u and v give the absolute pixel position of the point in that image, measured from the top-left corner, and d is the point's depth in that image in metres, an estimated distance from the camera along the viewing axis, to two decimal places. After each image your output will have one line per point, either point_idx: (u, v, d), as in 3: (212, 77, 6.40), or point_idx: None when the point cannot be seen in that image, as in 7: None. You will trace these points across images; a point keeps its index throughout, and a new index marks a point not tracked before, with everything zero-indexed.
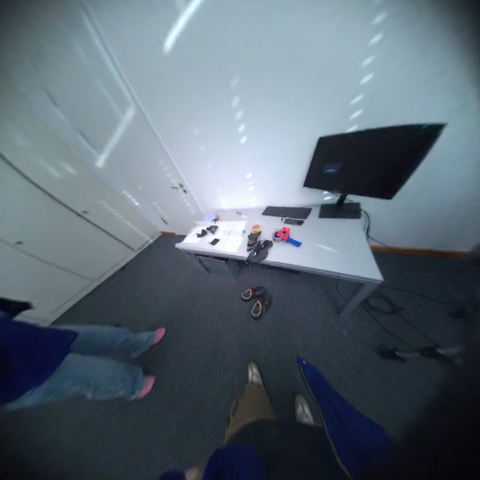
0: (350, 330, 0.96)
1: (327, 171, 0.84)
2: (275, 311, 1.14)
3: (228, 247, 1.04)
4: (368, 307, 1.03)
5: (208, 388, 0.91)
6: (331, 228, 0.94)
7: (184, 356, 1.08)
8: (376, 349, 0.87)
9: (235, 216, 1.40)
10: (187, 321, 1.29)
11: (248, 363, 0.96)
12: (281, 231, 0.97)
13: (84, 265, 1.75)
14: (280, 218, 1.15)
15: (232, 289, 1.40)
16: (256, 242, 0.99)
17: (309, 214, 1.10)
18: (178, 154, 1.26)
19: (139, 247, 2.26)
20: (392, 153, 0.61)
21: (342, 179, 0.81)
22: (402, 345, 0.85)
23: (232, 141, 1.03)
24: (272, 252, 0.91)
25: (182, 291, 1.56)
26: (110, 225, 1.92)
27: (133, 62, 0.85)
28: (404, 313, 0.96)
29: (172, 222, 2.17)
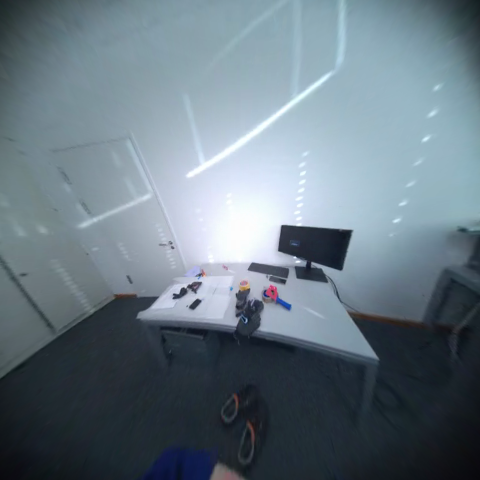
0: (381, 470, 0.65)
1: (292, 244, 1.15)
2: (272, 441, 0.75)
3: (211, 311, 0.84)
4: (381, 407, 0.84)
5: None
6: (311, 292, 1.00)
7: None
8: None
9: (222, 270, 1.35)
10: (126, 451, 0.78)
11: None
12: (270, 289, 0.95)
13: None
14: (266, 275, 1.20)
15: (206, 392, 0.99)
16: (246, 304, 0.86)
17: (289, 274, 1.22)
18: (173, 216, 1.51)
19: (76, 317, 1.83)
20: (326, 238, 0.94)
21: (302, 251, 1.09)
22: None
23: (224, 214, 1.36)
24: (264, 316, 0.81)
25: (129, 385, 1.11)
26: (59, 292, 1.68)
27: (156, 159, 1.28)
28: (414, 407, 0.83)
29: (144, 281, 2.06)
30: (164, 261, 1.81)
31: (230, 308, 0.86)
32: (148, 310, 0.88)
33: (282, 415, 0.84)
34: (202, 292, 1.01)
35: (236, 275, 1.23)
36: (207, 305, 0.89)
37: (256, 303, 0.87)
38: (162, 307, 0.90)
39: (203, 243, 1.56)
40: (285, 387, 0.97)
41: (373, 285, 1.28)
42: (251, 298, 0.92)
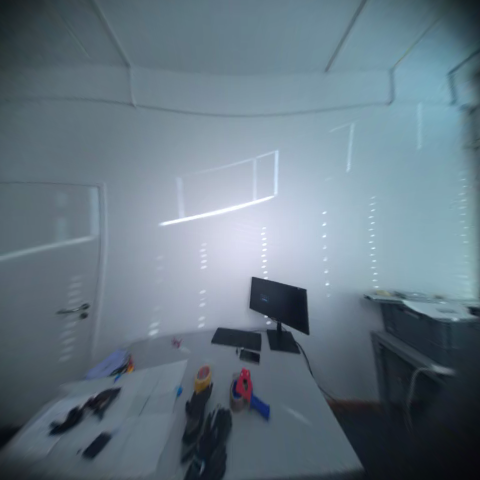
0: None
1: (263, 298, 1.10)
2: None
3: (125, 460, 0.43)
4: None
5: None
6: (288, 377, 0.75)
7: None
8: None
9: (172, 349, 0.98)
10: None
11: None
12: (242, 378, 0.67)
13: None
14: (235, 352, 0.93)
15: None
16: (204, 423, 0.52)
17: (262, 345, 0.98)
18: (120, 267, 1.17)
19: None
20: (290, 295, 0.95)
21: (272, 309, 1.03)
22: None
23: (190, 268, 1.21)
24: (234, 444, 0.47)
25: None
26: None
27: (120, 202, 1.17)
28: None
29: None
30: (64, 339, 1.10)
31: (170, 441, 0.47)
32: None
33: None
34: (117, 414, 0.57)
35: (190, 361, 0.86)
36: (121, 447, 0.46)
37: (219, 413, 0.55)
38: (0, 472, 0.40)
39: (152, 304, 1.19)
40: None
41: (338, 359, 1.22)
42: (212, 409, 0.58)
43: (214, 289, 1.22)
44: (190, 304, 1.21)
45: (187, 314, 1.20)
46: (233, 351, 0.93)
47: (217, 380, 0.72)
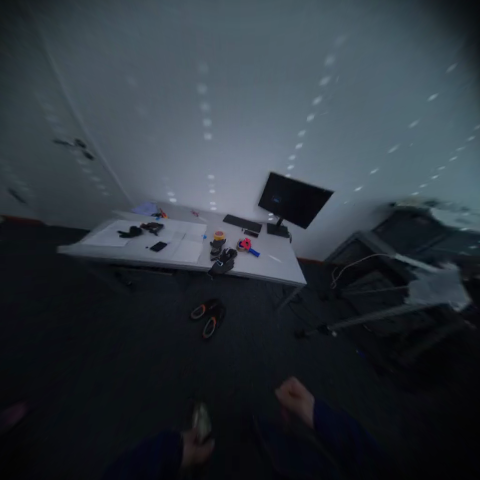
0: (281, 322, 1.28)
1: (274, 199, 1.06)
2: (226, 328, 1.13)
3: (179, 255, 0.78)
4: (291, 306, 1.49)
5: None
6: (277, 243, 1.17)
7: (70, 465, 0.61)
8: (294, 335, 1.24)
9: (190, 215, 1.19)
10: (86, 373, 0.82)
11: (193, 403, 0.79)
12: (244, 241, 0.95)
13: None
14: (240, 229, 1.18)
15: (177, 309, 1.18)
16: (221, 252, 0.87)
17: (263, 228, 1.29)
18: (98, 125, 0.89)
19: None
20: (312, 196, 0.90)
21: (281, 208, 1.07)
22: (307, 325, 1.38)
23: (194, 135, 0.89)
24: (238, 262, 0.86)
25: (74, 315, 1.02)
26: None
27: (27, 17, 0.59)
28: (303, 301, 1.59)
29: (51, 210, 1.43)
30: (90, 184, 1.21)
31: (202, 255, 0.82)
32: (82, 243, 0.69)
33: (233, 315, 1.22)
34: (165, 237, 0.87)
35: (207, 225, 1.10)
36: (175, 249, 0.81)
37: (232, 251, 0.88)
38: (108, 244, 0.73)
39: (159, 172, 1.09)
40: (238, 299, 1.34)
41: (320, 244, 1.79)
42: (226, 248, 0.92)
43: (224, 179, 1.10)
44: (200, 184, 1.14)
45: (198, 194, 1.20)
46: (240, 228, 1.18)
47: (229, 238, 1.05)
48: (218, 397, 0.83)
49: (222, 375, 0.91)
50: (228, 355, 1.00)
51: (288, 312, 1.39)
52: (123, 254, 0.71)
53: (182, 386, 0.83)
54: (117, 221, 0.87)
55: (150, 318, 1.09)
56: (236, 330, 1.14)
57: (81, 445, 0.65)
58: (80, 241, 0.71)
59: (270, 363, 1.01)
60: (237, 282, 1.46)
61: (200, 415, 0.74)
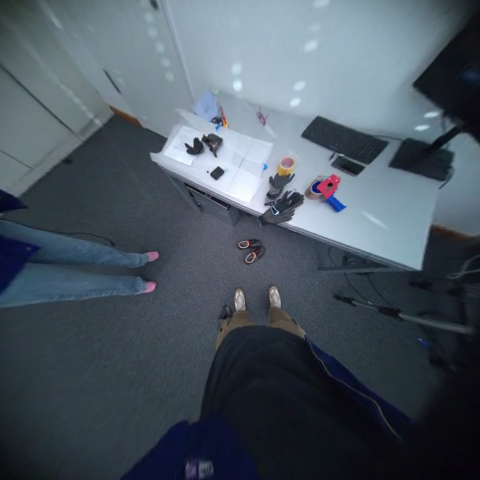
0: (322, 281, 1.30)
1: (462, 77, 0.41)
2: (264, 260, 1.38)
3: (235, 186, 0.71)
4: (349, 275, 1.30)
5: (209, 303, 1.31)
6: (392, 193, 0.72)
7: (183, 283, 1.37)
8: (336, 294, 1.25)
9: (253, 123, 0.86)
10: (185, 249, 1.46)
11: (237, 288, 1.32)
12: (326, 183, 0.69)
13: (12, 147, 1.43)
14: (327, 157, 0.79)
15: (229, 235, 1.47)
16: (280, 193, 0.70)
17: (376, 158, 0.77)
18: None
19: (84, 133, 1.80)
20: None
21: (470, 115, 0.43)
22: (359, 297, 1.23)
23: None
24: (300, 210, 0.72)
25: (172, 212, 1.56)
26: (39, 78, 1.35)
27: None
28: (373, 276, 1.28)
29: (145, 113, 1.56)
30: (152, 57, 0.98)
31: (261, 192, 0.71)
32: (160, 155, 0.76)
33: (273, 256, 1.39)
34: (224, 160, 0.75)
35: (273, 146, 0.79)
36: (231, 180, 0.72)
37: (295, 197, 0.70)
38: (175, 162, 0.75)
39: (225, 21, 0.64)
40: (283, 243, 1.41)
41: None
42: (290, 189, 0.72)
43: (334, 40, 0.55)
44: (286, 51, 0.65)
45: (280, 78, 0.77)
46: (327, 153, 0.80)
47: (300, 173, 0.77)
48: (251, 296, 1.31)
49: (257, 289, 1.32)
50: (260, 280, 1.34)
51: (336, 282, 1.28)
52: (188, 175, 0.73)
53: (231, 277, 1.36)
54: (181, 127, 0.80)
55: (214, 232, 1.49)
56: (275, 267, 1.36)
57: (186, 278, 1.38)
58: (160, 151, 0.77)
59: (295, 301, 1.26)
60: (284, 230, 1.43)
61: (240, 295, 1.27)
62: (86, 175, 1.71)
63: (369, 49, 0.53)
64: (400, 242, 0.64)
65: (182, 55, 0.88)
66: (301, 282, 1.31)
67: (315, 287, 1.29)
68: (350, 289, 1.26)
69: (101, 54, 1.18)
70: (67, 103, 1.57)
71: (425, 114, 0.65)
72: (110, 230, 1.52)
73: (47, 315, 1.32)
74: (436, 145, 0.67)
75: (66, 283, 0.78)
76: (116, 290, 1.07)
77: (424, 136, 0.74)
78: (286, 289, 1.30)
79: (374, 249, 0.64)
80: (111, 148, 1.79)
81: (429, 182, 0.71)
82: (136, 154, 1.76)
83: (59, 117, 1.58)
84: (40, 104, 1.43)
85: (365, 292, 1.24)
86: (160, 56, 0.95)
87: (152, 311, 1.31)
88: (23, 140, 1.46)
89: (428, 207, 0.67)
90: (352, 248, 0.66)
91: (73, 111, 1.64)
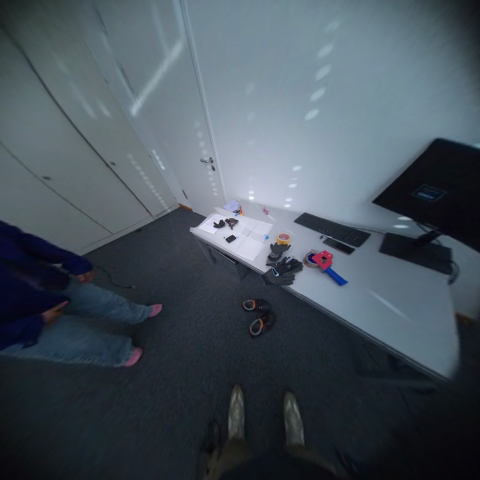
0: (366, 400, 0.85)
1: (420, 195, 0.63)
2: (273, 336, 1.14)
3: (243, 250, 0.91)
4: (403, 390, 0.87)
5: (193, 408, 0.91)
6: (391, 274, 0.77)
7: (171, 361, 1.11)
8: (389, 430, 0.77)
9: (261, 214, 1.29)
10: (189, 308, 1.39)
11: (234, 386, 0.97)
12: (321, 256, 0.84)
13: (108, 222, 2.26)
14: (319, 237, 1.03)
15: (236, 294, 1.43)
16: (281, 259, 0.85)
17: (363, 243, 0.94)
18: (225, 159, 1.39)
19: (156, 215, 2.73)
20: None
21: (437, 211, 0.60)
22: (429, 444, 0.73)
23: (285, 159, 1.05)
24: (299, 276, 0.80)
25: (191, 269, 1.74)
26: (141, 186, 2.36)
27: (216, 110, 1.09)
28: (439, 398, 0.82)
29: (191, 201, 2.44)
30: (208, 185, 1.83)
31: (263, 255, 0.88)
32: (197, 229, 1.12)
33: (286, 332, 1.16)
34: (237, 231, 1.05)
35: (275, 225, 1.10)
36: (240, 244, 0.95)
37: (293, 262, 0.83)
38: (205, 232, 1.07)
39: (248, 173, 1.32)
40: (299, 321, 1.21)
41: None
42: (288, 256, 0.88)
43: (308, 179, 1.05)
44: (280, 182, 1.20)
45: (277, 194, 1.29)
46: (317, 235, 1.05)
47: (297, 246, 0.96)
48: (255, 404, 0.90)
49: (264, 388, 0.95)
50: (267, 376, 0.99)
51: (389, 405, 0.83)
52: (211, 241, 1.00)
53: (231, 361, 1.06)
54: (215, 212, 1.27)
55: (223, 293, 1.45)
56: (289, 356, 1.05)
57: (177, 353, 1.14)
58: (197, 226, 1.14)
59: (323, 435, 0.79)
60: (297, 300, 1.32)
61: (236, 402, 0.90)
62: (141, 240, 2.35)
63: (333, 183, 0.97)
64: (427, 334, 0.55)
65: (223, 183, 1.65)
66: (329, 393, 0.90)
67: (356, 413, 0.82)
68: (416, 426, 0.77)
69: (184, 185, 2.24)
70: (152, 201, 2.57)
71: (399, 218, 0.89)
72: (133, 283, 1.70)
73: (13, 374, 1.14)
74: (422, 241, 0.82)
75: (60, 340, 0.75)
76: (98, 354, 0.92)
77: (407, 233, 0.92)
78: (306, 398, 0.89)
79: (395, 343, 0.54)
80: (166, 226, 2.60)
81: (434, 273, 0.74)
82: (180, 229, 2.45)
83: (145, 207, 2.54)
84: (136, 199, 2.39)
85: (440, 437, 0.73)
86: (211, 185, 1.80)
87: (116, 403, 0.97)
88: (114, 217, 2.29)
89: (437, 294, 0.66)
90: (368, 335, 0.58)
91: (154, 205, 2.63)
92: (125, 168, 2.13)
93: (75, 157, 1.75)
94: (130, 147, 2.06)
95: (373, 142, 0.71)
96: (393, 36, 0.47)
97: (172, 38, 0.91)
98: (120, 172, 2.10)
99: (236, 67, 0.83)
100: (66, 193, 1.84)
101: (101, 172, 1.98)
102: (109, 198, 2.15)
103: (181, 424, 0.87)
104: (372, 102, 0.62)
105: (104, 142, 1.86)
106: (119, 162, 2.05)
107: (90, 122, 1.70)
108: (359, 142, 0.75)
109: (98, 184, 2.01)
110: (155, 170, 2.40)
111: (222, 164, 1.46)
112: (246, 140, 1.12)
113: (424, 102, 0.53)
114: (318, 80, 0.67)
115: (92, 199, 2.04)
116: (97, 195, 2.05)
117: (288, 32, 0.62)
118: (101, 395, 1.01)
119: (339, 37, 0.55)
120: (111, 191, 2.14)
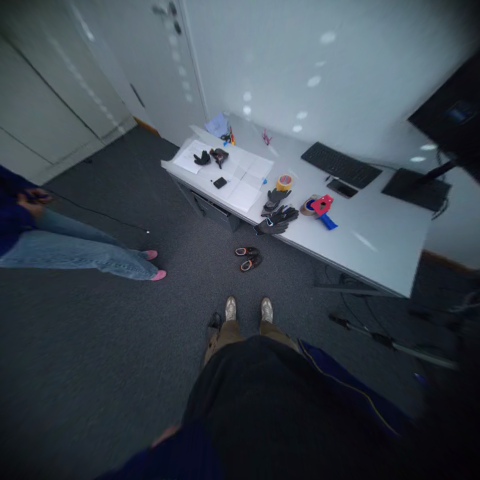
0: (316, 297, 1.28)
1: (452, 114, 0.46)
2: (258, 267, 1.39)
3: (235, 197, 0.76)
4: (342, 295, 1.28)
5: (200, 309, 1.30)
6: (383, 218, 0.75)
7: (176, 284, 1.39)
8: (328, 313, 1.22)
9: (258, 140, 0.93)
10: (182, 248, 1.49)
11: (229, 296, 1.32)
12: (320, 201, 0.74)
13: (42, 145, 1.59)
14: (324, 177, 0.86)
15: (227, 242, 1.49)
16: (276, 208, 0.75)
17: (369, 182, 0.82)
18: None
19: (107, 137, 1.95)
20: None
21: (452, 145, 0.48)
22: (353, 320, 1.19)
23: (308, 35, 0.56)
24: (293, 224, 0.76)
25: (176, 212, 1.62)
26: (74, 91, 1.53)
27: None
28: (369, 301, 1.23)
29: (153, 112, 1.63)
30: (175, 77, 1.11)
31: (258, 206, 0.77)
32: (171, 165, 0.82)
33: (269, 264, 1.40)
34: (227, 172, 0.80)
35: (275, 163, 0.85)
36: (232, 190, 0.77)
37: (290, 211, 0.75)
38: (184, 172, 0.81)
39: (244, 46, 0.72)
40: (281, 256, 1.41)
41: None
42: (286, 204, 0.78)
43: (335, 78, 0.64)
44: (293, 83, 0.74)
45: (285, 101, 0.83)
46: (322, 175, 0.86)
47: (296, 192, 0.82)
48: (244, 305, 1.30)
49: (249, 296, 1.32)
50: (253, 290, 1.34)
51: (331, 299, 1.27)
52: (192, 183, 0.79)
53: (225, 284, 1.36)
54: (193, 141, 0.88)
55: (213, 236, 1.51)
56: (269, 278, 1.36)
57: (179, 281, 1.39)
58: (171, 160, 0.84)
59: (286, 316, 1.24)
60: (282, 243, 1.46)
61: (230, 303, 1.27)
62: (103, 174, 1.85)
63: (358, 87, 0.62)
64: (391, 268, 0.65)
65: (199, 70, 0.96)
66: (294, 296, 1.30)
67: (308, 305, 1.26)
68: (345, 309, 1.23)
69: (130, 69, 1.32)
70: (97, 115, 1.77)
71: (421, 146, 0.69)
72: (115, 226, 1.58)
73: (41, 305, 1.35)
74: (429, 177, 0.70)
75: (80, 247, 0.79)
76: (130, 265, 1.05)
77: (420, 168, 0.77)
78: (278, 300, 1.30)
79: (363, 269, 0.66)
80: (128, 153, 1.94)
81: (423, 211, 0.74)
82: (150, 157, 1.88)
83: (90, 126, 1.78)
84: (76, 115, 1.64)
85: (359, 314, 1.20)
86: (182, 79, 1.08)
87: (137, 311, 1.32)
88: (54, 141, 1.64)
89: (417, 232, 0.70)
90: (342, 267, 0.68)
91: (101, 119, 1.82)
92: (36, 49, 1.23)
93: None
94: (33, 4, 1.10)
95: (443, 34, 0.39)
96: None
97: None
98: (37, 62, 1.27)
99: None
100: None
101: (13, 67, 1.21)
102: (42, 115, 1.46)
103: (193, 316, 1.28)
104: None
105: None
106: (26, 37, 1.17)
107: None
108: (423, 29, 0.40)
109: (19, 89, 1.29)
110: (83, 52, 1.41)
111: (193, 14, 0.73)
112: None
113: None
114: None
115: (13, 117, 1.35)
116: (21, 110, 1.36)
117: None
118: (127, 308, 1.35)
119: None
120: (37, 101, 1.39)
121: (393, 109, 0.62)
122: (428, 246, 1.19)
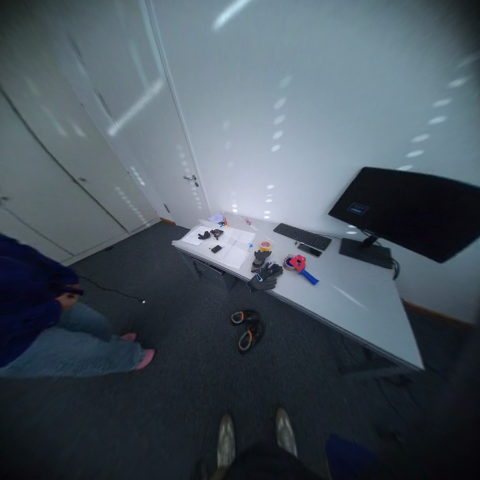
0: (350, 399, 0.89)
1: (352, 209, 0.85)
2: (262, 348, 1.12)
3: (229, 258, 0.95)
4: (380, 383, 0.94)
5: (177, 451, 0.81)
6: (348, 272, 0.92)
7: (152, 393, 1.00)
8: (374, 426, 0.81)
9: (244, 224, 1.39)
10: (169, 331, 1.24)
11: (223, 416, 0.88)
12: (296, 259, 0.95)
13: (69, 241, 1.97)
14: (294, 242, 1.18)
15: (222, 303, 1.42)
16: (263, 264, 0.92)
17: (328, 246, 1.13)
18: (207, 176, 1.47)
19: (133, 230, 2.49)
20: (436, 203, 0.57)
21: (369, 223, 0.80)
22: (413, 434, 0.78)
23: (260, 184, 1.23)
24: (281, 280, 0.88)
25: (173, 285, 1.64)
26: (117, 202, 2.20)
27: (197, 134, 1.19)
28: (411, 387, 0.91)
29: (174, 214, 2.39)
30: (192, 198, 1.86)
31: (248, 262, 0.94)
32: (180, 242, 1.09)
33: (274, 340, 1.16)
34: (222, 241, 1.09)
35: (257, 234, 1.21)
36: (226, 253, 0.98)
37: (275, 267, 0.91)
38: (190, 245, 1.06)
39: (230, 190, 1.44)
40: (285, 330, 1.21)
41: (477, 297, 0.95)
42: (271, 262, 0.97)
43: (280, 196, 1.21)
44: (258, 199, 1.34)
45: (257, 206, 1.40)
46: (293, 241, 1.19)
47: (276, 251, 1.07)
48: (248, 430, 0.83)
49: (253, 411, 0.88)
50: (259, 396, 0.93)
51: (369, 396, 0.90)
52: (194, 251, 1.00)
53: (217, 387, 0.98)
54: (199, 225, 1.28)
55: (208, 310, 1.39)
56: (280, 366, 1.03)
57: (156, 388, 1.02)
58: (180, 239, 1.12)
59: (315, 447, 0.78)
60: (284, 306, 1.36)
61: (226, 434, 0.82)
62: (109, 260, 2.09)
63: (296, 198, 1.16)
64: (383, 323, 0.67)
65: (207, 197, 1.71)
66: (319, 401, 0.90)
67: (344, 424, 0.83)
68: (388, 407, 0.86)
69: (165, 196, 2.18)
70: (128, 215, 2.34)
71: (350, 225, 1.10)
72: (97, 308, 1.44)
73: None
74: (367, 243, 1.02)
75: (72, 345, 0.70)
76: (108, 362, 0.86)
77: (357, 237, 1.15)
78: (299, 410, 0.87)
79: (365, 334, 0.64)
80: (139, 241, 2.36)
81: (384, 269, 0.91)
82: (158, 243, 2.27)
83: (122, 223, 2.33)
84: (111, 217, 2.20)
85: (412, 420, 0.82)
86: (195, 200, 1.85)
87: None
88: (82, 237, 2.05)
89: (385, 287, 0.82)
90: (341, 329, 0.68)
91: (132, 217, 2.40)
92: (100, 187, 2.00)
93: (48, 177, 1.65)
94: (111, 170, 2.02)
95: (327, 162, 0.88)
96: (394, 34, 0.49)
97: (155, 76, 1.03)
98: (93, 191, 1.96)
99: (210, 102, 0.96)
100: (33, 218, 1.68)
101: (74, 194, 1.85)
102: (81, 218, 1.97)
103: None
104: (306, 134, 0.84)
105: (76, 160, 1.75)
106: (91, 179, 1.90)
107: (61, 141, 1.61)
108: (319, 161, 0.90)
109: (72, 205, 1.87)
110: (134, 187, 2.28)
111: (206, 181, 1.54)
112: (227, 163, 1.24)
113: (341, 131, 0.75)
114: (277, 109, 0.82)
115: (57, 221, 1.83)
116: (65, 216, 1.86)
117: (246, 85, 0.80)
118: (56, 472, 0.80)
119: (335, 39, 0.56)
120: (83, 211, 1.96)
121: (321, 205, 1.10)
122: (425, 306, 1.17)
